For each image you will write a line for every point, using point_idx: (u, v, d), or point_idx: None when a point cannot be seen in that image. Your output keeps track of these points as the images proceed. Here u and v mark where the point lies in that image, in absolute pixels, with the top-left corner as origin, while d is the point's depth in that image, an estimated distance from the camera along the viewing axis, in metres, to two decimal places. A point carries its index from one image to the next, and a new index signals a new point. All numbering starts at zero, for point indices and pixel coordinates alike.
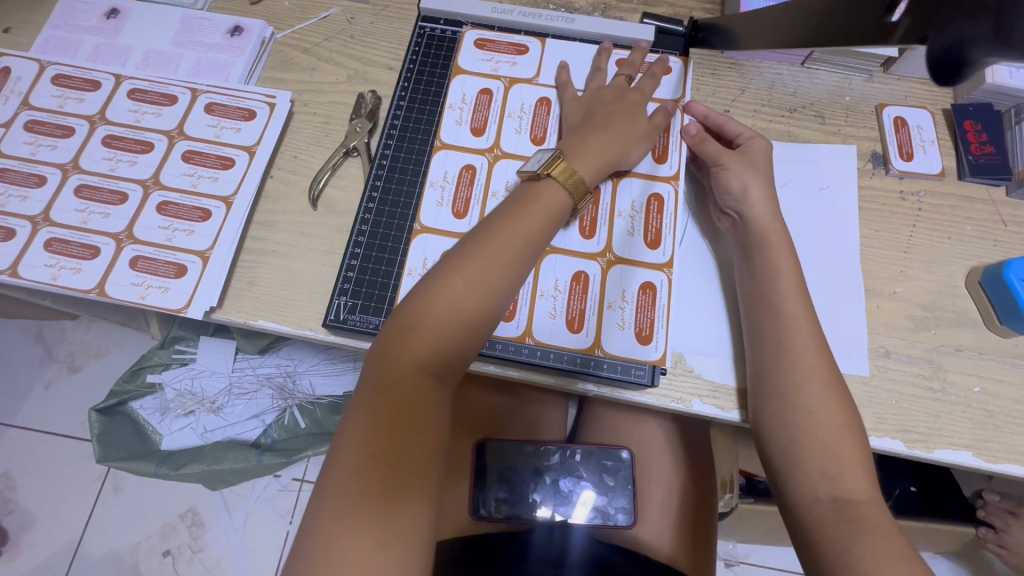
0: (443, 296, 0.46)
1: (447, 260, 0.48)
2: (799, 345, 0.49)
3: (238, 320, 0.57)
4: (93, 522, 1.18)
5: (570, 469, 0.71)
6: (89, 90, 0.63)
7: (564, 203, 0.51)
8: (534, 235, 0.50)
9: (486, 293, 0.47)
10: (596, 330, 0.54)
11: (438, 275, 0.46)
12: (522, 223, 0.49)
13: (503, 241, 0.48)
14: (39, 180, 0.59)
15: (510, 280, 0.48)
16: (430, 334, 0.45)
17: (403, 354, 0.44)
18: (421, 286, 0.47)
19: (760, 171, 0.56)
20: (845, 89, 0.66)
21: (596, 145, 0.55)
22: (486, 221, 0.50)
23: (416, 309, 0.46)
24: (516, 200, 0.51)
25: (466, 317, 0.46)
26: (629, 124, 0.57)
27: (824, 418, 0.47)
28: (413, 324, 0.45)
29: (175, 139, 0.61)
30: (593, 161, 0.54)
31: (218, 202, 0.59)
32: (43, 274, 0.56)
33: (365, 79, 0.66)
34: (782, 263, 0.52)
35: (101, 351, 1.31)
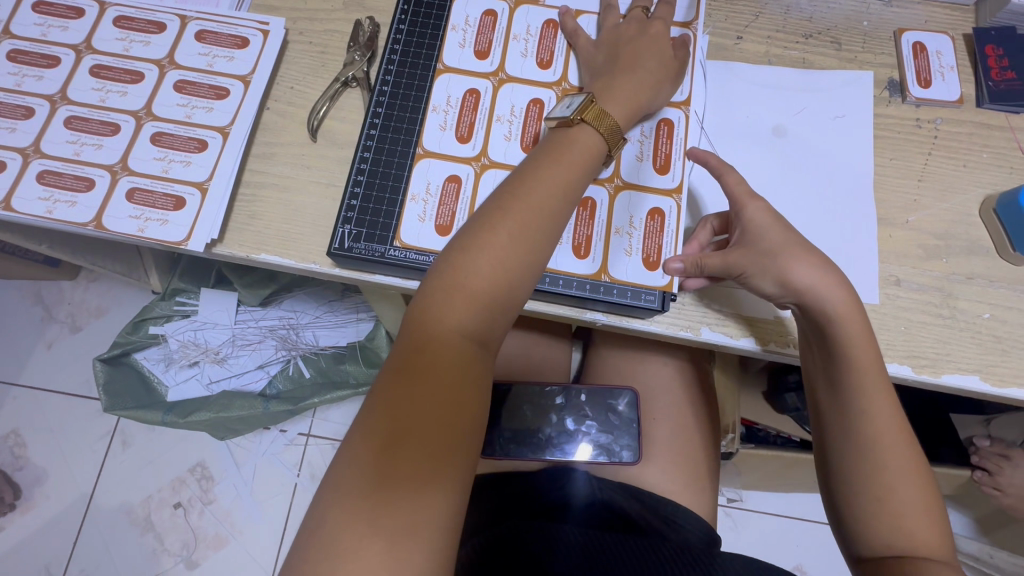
0: (485, 253, 0.45)
1: (478, 220, 0.47)
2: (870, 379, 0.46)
3: (240, 254, 0.55)
4: (103, 475, 1.20)
5: (576, 409, 0.69)
6: (72, 18, 0.60)
7: (598, 150, 0.50)
8: (568, 189, 0.48)
9: (528, 249, 0.46)
10: (603, 257, 0.53)
11: (479, 232, 0.45)
12: (556, 177, 0.48)
13: (540, 196, 0.47)
14: (28, 112, 0.57)
15: (545, 238, 0.47)
16: (465, 295, 0.44)
17: (440, 317, 0.44)
18: (455, 246, 0.46)
19: (790, 245, 0.49)
20: (864, 13, 0.64)
21: (625, 85, 0.53)
22: (523, 174, 0.48)
23: (449, 271, 0.45)
24: (548, 153, 0.49)
25: (509, 274, 0.45)
26: (656, 54, 0.55)
27: (891, 461, 0.45)
28: (455, 281, 0.45)
29: (165, 68, 0.59)
30: (625, 103, 0.52)
31: (214, 132, 0.57)
32: (37, 208, 0.54)
33: (362, 6, 0.63)
34: (843, 310, 0.47)
35: (102, 309, 1.30)
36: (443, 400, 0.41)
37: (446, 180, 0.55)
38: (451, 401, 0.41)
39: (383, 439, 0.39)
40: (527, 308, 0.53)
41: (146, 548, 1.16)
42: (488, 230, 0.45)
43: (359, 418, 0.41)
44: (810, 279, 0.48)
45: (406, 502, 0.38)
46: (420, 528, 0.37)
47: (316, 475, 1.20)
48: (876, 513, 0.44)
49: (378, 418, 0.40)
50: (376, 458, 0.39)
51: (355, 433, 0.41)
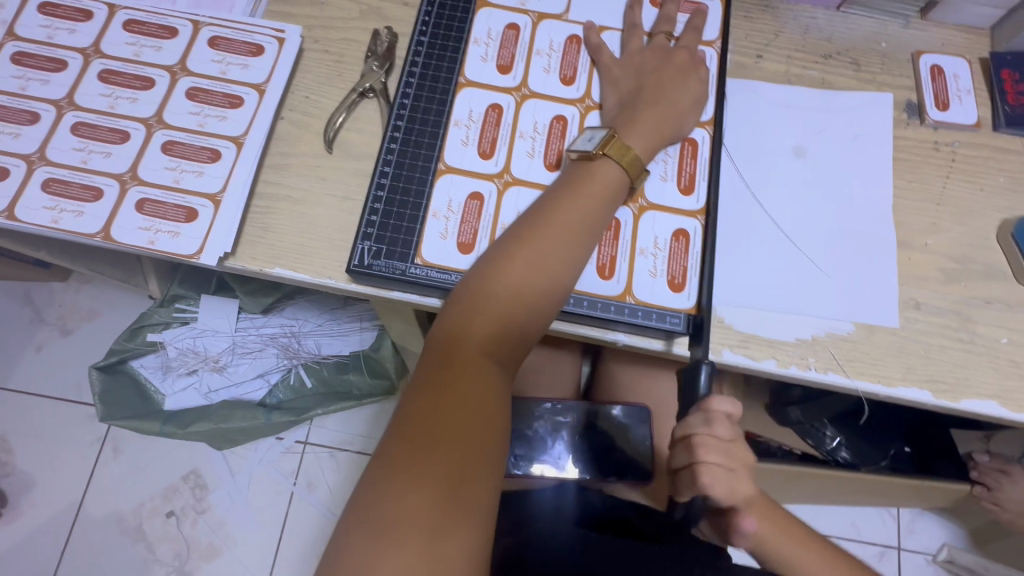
0: (506, 281, 0.45)
1: (503, 244, 0.47)
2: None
3: (252, 268, 0.54)
4: (94, 482, 1.17)
5: (589, 426, 0.69)
6: (81, 21, 0.59)
7: (621, 181, 0.50)
8: (594, 215, 0.48)
9: (549, 277, 0.46)
10: (626, 277, 0.53)
11: (500, 260, 0.46)
12: (578, 204, 0.48)
13: (562, 223, 0.47)
14: (33, 117, 0.55)
15: (571, 263, 0.47)
16: (487, 319, 0.45)
17: (462, 339, 0.44)
18: (481, 270, 0.46)
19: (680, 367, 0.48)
20: (882, 35, 0.64)
21: (650, 117, 0.53)
22: (544, 202, 0.48)
23: (476, 294, 0.45)
24: (572, 180, 0.49)
25: (529, 301, 0.45)
26: (683, 85, 0.55)
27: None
28: (476, 307, 0.45)
29: (177, 75, 0.57)
30: (649, 134, 0.52)
31: (228, 141, 0.55)
32: (42, 217, 0.52)
33: (380, 16, 0.62)
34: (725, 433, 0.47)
35: (94, 312, 1.27)
36: (472, 423, 0.41)
37: (468, 198, 0.54)
38: (479, 425, 0.41)
39: (410, 458, 0.39)
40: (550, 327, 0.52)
41: (136, 559, 1.13)
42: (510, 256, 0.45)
43: (384, 438, 0.41)
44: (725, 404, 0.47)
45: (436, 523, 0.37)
46: (438, 548, 0.37)
47: (313, 484, 1.18)
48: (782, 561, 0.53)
49: (405, 438, 0.39)
50: (402, 479, 0.38)
51: (380, 453, 0.40)
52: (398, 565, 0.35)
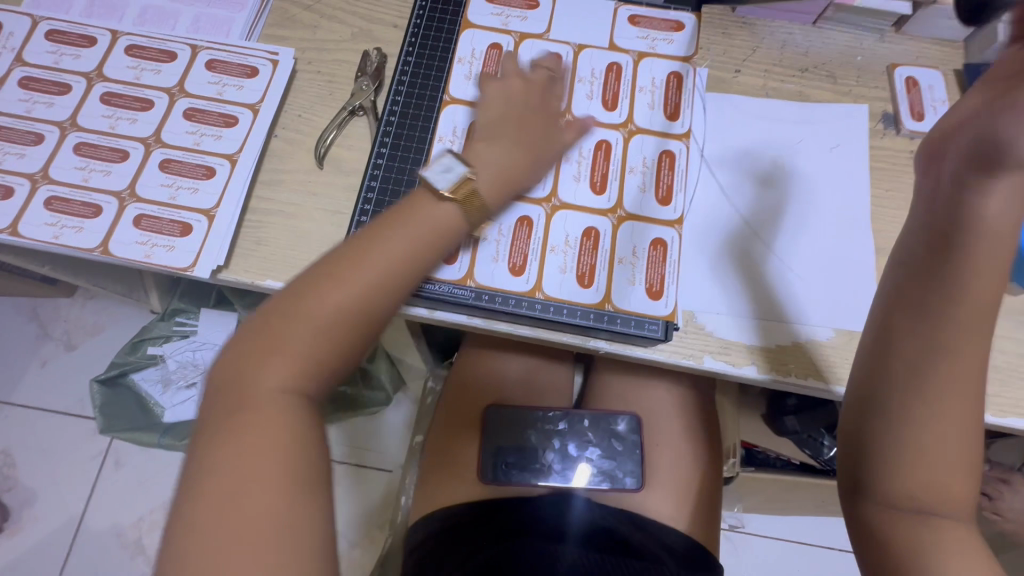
0: (287, 320, 0.43)
1: (314, 269, 0.46)
2: (986, 269, 0.38)
3: (245, 280, 0.56)
4: (95, 497, 1.18)
5: (578, 434, 0.70)
6: (85, 47, 0.62)
7: (453, 220, 0.50)
8: (401, 253, 0.47)
9: (331, 318, 0.43)
10: (608, 285, 0.54)
11: (284, 299, 0.44)
12: (392, 243, 0.47)
13: (360, 260, 0.45)
14: (37, 138, 0.58)
15: (371, 295, 0.45)
16: (276, 358, 0.42)
17: (261, 376, 0.42)
18: (291, 291, 0.45)
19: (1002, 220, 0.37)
20: (857, 49, 0.66)
21: (489, 156, 0.53)
22: (355, 239, 0.47)
23: (276, 330, 0.43)
24: (396, 215, 0.49)
25: (311, 342, 0.43)
26: (535, 128, 0.56)
27: (958, 387, 0.39)
28: (271, 344, 0.43)
29: (176, 96, 0.60)
30: (492, 179, 0.52)
31: (222, 159, 0.58)
32: (44, 233, 0.55)
33: (370, 38, 0.64)
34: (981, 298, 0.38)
35: (98, 327, 1.29)
36: (265, 434, 0.39)
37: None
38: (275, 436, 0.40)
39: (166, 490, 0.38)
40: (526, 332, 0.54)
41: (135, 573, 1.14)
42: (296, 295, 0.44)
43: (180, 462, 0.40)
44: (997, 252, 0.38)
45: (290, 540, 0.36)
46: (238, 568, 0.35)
47: None
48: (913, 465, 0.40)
49: (168, 461, 0.39)
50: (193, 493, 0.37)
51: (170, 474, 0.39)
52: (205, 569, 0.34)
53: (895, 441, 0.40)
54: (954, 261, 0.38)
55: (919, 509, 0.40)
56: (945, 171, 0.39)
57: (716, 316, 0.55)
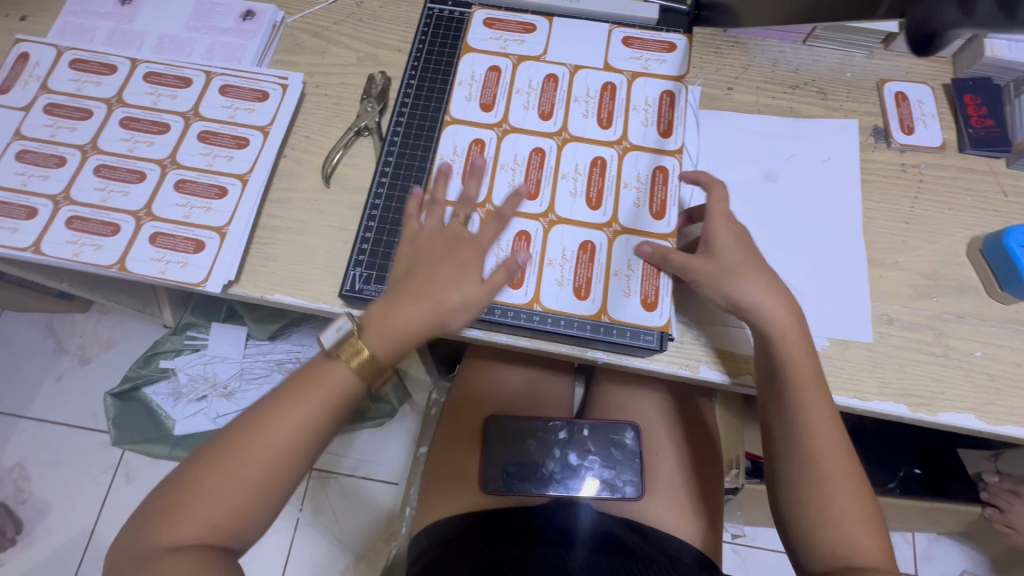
0: (205, 487, 0.46)
1: (229, 432, 0.48)
2: (806, 375, 0.50)
3: (255, 294, 0.58)
4: (106, 509, 1.20)
5: (579, 444, 0.71)
6: (106, 74, 0.65)
7: (354, 381, 0.49)
8: (306, 424, 0.48)
9: (248, 480, 0.46)
10: (602, 297, 0.55)
11: (201, 465, 0.46)
12: (290, 417, 0.47)
13: (269, 428, 0.47)
14: (60, 161, 0.61)
15: (281, 453, 0.47)
16: (189, 521, 0.45)
17: (171, 534, 0.45)
18: (221, 439, 0.47)
19: (743, 261, 0.53)
20: (847, 65, 0.67)
21: (386, 319, 0.49)
22: (259, 407, 0.48)
23: (182, 494, 0.46)
24: (292, 381, 0.49)
25: (225, 504, 0.46)
26: (453, 278, 0.51)
27: (830, 469, 0.50)
28: (179, 508, 0.46)
29: (191, 120, 0.63)
30: (403, 334, 0.49)
31: (234, 179, 0.60)
32: (65, 251, 0.57)
33: (375, 61, 0.67)
34: (784, 329, 0.51)
35: (112, 342, 1.33)
36: None
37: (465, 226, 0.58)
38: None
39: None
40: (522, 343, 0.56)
41: None
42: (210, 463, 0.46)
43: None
44: (754, 295, 0.51)
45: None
46: None
47: None
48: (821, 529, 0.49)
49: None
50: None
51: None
52: None
53: (804, 514, 0.50)
54: (783, 370, 0.51)
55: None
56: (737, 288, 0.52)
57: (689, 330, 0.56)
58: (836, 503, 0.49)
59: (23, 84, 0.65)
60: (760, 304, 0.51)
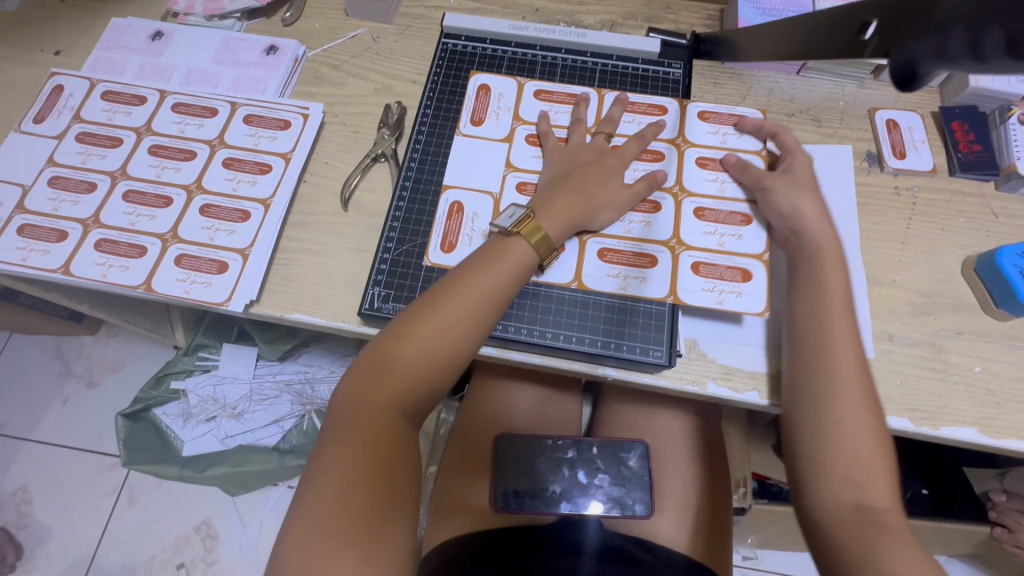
0: (411, 340, 0.50)
1: (409, 313, 0.52)
2: (835, 300, 0.54)
3: (274, 313, 0.60)
4: (109, 533, 1.19)
5: (587, 461, 0.71)
6: (136, 105, 0.68)
7: (530, 259, 0.55)
8: (498, 287, 0.53)
9: (452, 346, 0.51)
10: (741, 256, 0.59)
11: (405, 326, 0.51)
12: (482, 284, 0.52)
13: (464, 296, 0.52)
14: (90, 186, 0.64)
15: (463, 355, 0.52)
16: (395, 377, 0.49)
17: (371, 394, 0.49)
18: (405, 319, 0.51)
19: (808, 184, 0.60)
20: (840, 95, 0.71)
21: (552, 204, 0.58)
22: (453, 274, 0.54)
23: (384, 355, 0.50)
24: (486, 253, 0.55)
25: (430, 369, 0.50)
26: (606, 185, 0.60)
27: (845, 394, 0.50)
28: (389, 364, 0.50)
29: (216, 147, 0.66)
30: (562, 218, 0.57)
31: (257, 203, 0.63)
32: (93, 272, 0.60)
33: (391, 92, 0.71)
34: (827, 239, 0.56)
35: (120, 364, 1.34)
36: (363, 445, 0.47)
37: (571, 280, 0.59)
38: (398, 465, 0.48)
39: (336, 504, 0.44)
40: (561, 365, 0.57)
41: None
42: (416, 323, 0.51)
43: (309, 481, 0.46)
44: (806, 208, 0.58)
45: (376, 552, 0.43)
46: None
47: None
48: (831, 453, 0.48)
49: (334, 470, 0.45)
50: (337, 504, 0.44)
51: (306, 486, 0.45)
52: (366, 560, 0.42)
53: (809, 441, 0.50)
54: (814, 284, 0.55)
55: (862, 514, 0.46)
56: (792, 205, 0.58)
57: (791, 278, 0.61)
58: (844, 428, 0.49)
59: (57, 114, 0.68)
60: (804, 223, 0.58)
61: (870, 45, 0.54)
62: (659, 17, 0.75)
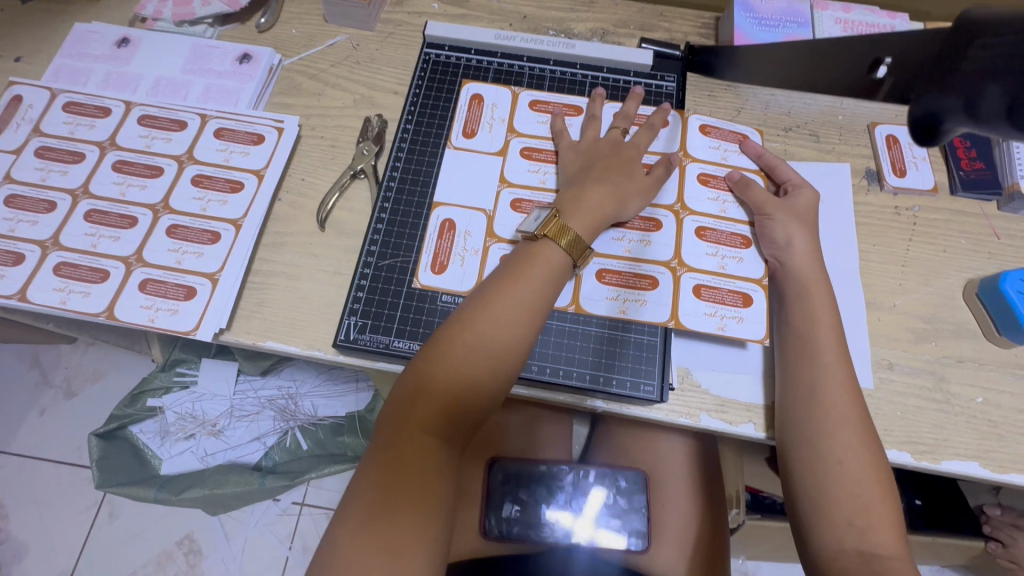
0: (447, 357, 0.47)
1: (445, 328, 0.49)
2: (825, 334, 0.52)
3: (246, 341, 0.57)
4: (86, 550, 1.15)
5: (580, 490, 0.69)
6: (100, 117, 0.65)
7: (564, 263, 0.52)
8: (535, 292, 0.50)
9: (490, 357, 0.47)
10: (742, 279, 0.57)
11: (443, 340, 0.48)
12: (521, 291, 0.50)
13: (500, 304, 0.49)
14: (50, 206, 0.60)
15: (500, 370, 0.48)
16: (433, 394, 0.46)
17: (415, 415, 0.45)
18: (436, 337, 0.48)
19: (802, 212, 0.58)
20: (838, 108, 0.68)
21: (588, 200, 0.55)
22: (489, 283, 0.51)
23: (421, 371, 0.47)
24: (516, 260, 0.52)
25: (471, 381, 0.47)
26: (630, 177, 0.58)
27: (840, 431, 0.48)
28: (424, 382, 0.46)
29: (184, 164, 0.62)
30: (591, 215, 0.55)
31: (227, 224, 0.59)
32: (52, 298, 0.56)
33: (372, 104, 0.68)
34: (811, 268, 0.55)
35: (99, 374, 1.30)
36: (398, 467, 0.43)
37: (567, 305, 0.56)
38: (426, 495, 0.43)
39: (353, 535, 0.40)
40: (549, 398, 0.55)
41: None
42: (453, 336, 0.48)
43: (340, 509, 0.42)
44: (793, 235, 0.56)
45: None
46: None
47: (308, 548, 1.15)
48: (830, 496, 0.46)
49: (361, 499, 0.41)
50: (356, 538, 0.40)
51: (341, 514, 0.41)
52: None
53: (805, 483, 0.48)
54: (806, 317, 0.53)
55: (866, 562, 0.44)
56: (784, 234, 0.56)
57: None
58: (845, 469, 0.47)
59: (15, 127, 0.64)
60: (797, 250, 0.55)
61: (886, 81, 0.65)
62: (652, 26, 0.72)
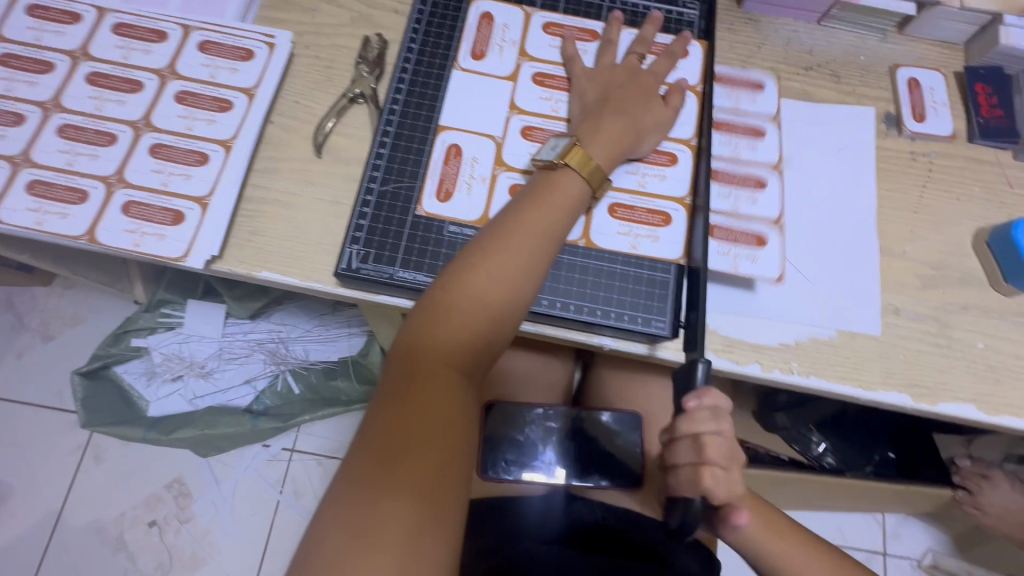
0: (465, 287, 0.45)
1: (461, 258, 0.47)
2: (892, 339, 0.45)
3: (239, 271, 0.53)
4: (74, 491, 1.14)
5: (577, 431, 0.69)
6: (69, 24, 0.59)
7: (583, 193, 0.50)
8: (554, 224, 0.48)
9: (509, 287, 0.46)
10: (756, 219, 0.56)
11: (461, 270, 0.46)
12: (539, 221, 0.48)
13: (518, 234, 0.47)
14: (18, 118, 0.55)
15: (520, 305, 0.46)
16: (450, 325, 0.44)
17: (431, 347, 0.44)
18: (451, 269, 0.46)
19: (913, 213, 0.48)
20: (861, 48, 0.66)
21: (606, 129, 0.52)
22: (506, 213, 0.48)
23: (438, 301, 0.45)
24: (534, 191, 0.49)
25: (490, 312, 0.45)
26: (648, 108, 0.55)
27: None
28: (441, 313, 0.45)
29: (166, 78, 0.57)
30: (610, 145, 0.52)
31: (216, 145, 0.55)
32: (25, 218, 0.52)
33: (370, 22, 0.62)
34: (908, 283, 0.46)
35: (78, 317, 1.25)
36: (415, 397, 0.41)
37: (578, 238, 0.54)
38: (444, 429, 0.41)
39: (373, 470, 0.39)
40: (554, 335, 0.54)
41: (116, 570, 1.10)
42: (470, 267, 0.46)
43: (357, 438, 0.41)
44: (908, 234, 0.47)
45: (414, 509, 0.38)
46: (405, 535, 0.37)
47: (299, 492, 1.16)
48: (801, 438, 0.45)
49: (379, 435, 0.40)
50: (373, 471, 0.39)
51: (358, 442, 0.41)
52: (411, 506, 0.38)
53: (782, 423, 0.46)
54: None
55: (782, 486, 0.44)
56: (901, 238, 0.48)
57: (807, 248, 0.57)
58: None
59: None
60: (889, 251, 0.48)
61: None
62: None
